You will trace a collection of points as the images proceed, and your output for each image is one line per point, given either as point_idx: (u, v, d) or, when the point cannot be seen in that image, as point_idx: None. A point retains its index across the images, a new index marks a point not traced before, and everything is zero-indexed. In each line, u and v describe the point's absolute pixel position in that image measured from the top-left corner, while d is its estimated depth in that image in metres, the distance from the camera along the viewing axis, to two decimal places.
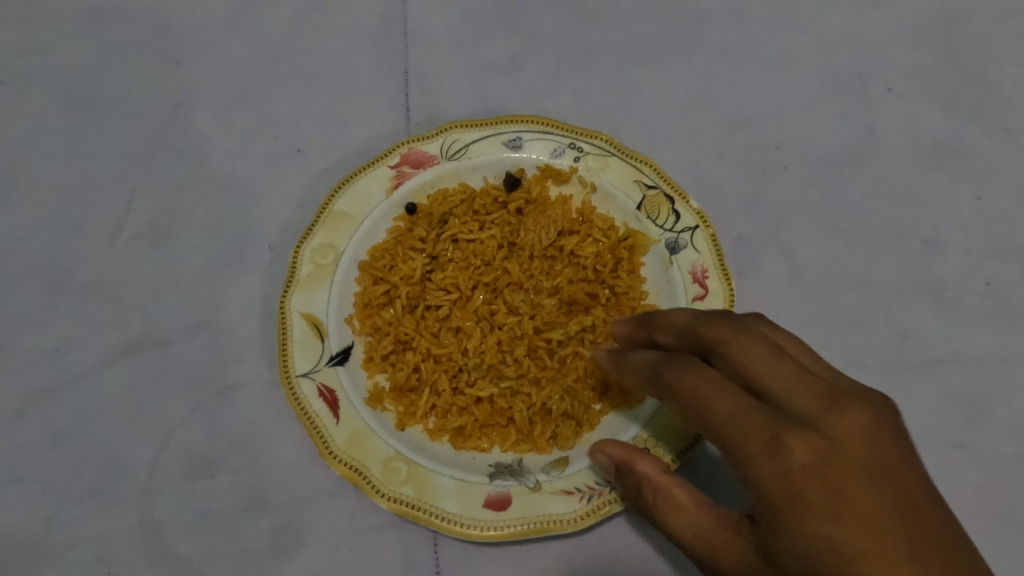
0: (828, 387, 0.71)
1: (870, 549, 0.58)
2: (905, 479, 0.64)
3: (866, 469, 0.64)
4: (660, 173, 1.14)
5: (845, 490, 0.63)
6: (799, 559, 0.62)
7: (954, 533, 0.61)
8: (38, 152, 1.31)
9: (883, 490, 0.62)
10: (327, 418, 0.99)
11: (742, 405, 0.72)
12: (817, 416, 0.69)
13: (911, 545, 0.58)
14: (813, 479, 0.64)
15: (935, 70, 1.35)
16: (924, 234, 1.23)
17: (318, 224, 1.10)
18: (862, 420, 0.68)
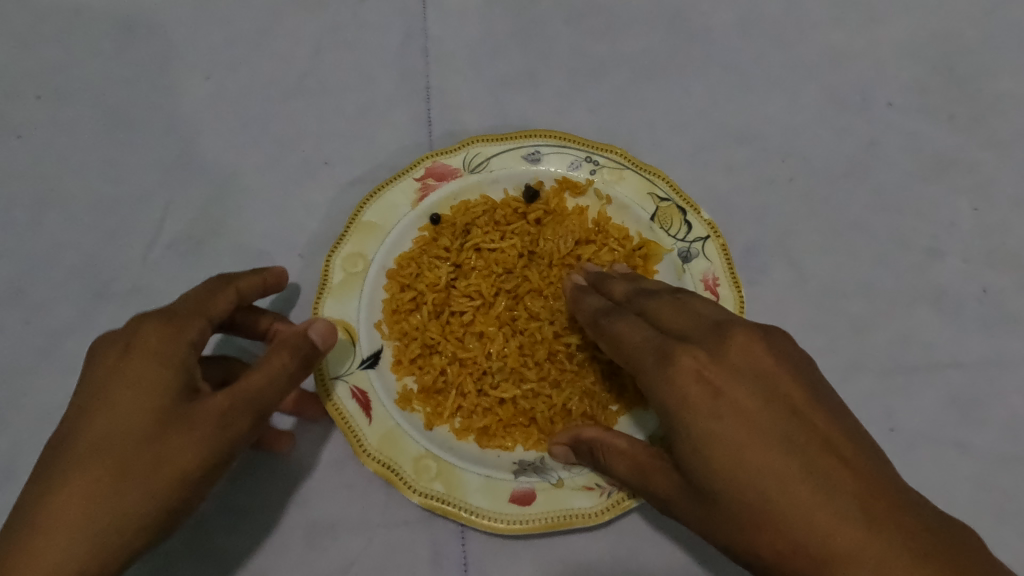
0: (716, 321, 0.88)
1: (739, 436, 0.76)
2: (776, 377, 0.79)
3: (741, 374, 0.80)
4: (672, 186, 1.20)
5: (720, 389, 0.79)
6: (692, 450, 0.79)
7: (813, 413, 0.77)
8: (76, 165, 1.38)
9: (755, 390, 0.78)
10: (360, 418, 1.04)
11: (649, 341, 0.89)
12: (704, 339, 0.85)
13: (773, 429, 0.75)
14: (695, 383, 0.80)
15: (934, 86, 1.41)
16: (924, 243, 1.29)
17: (348, 234, 1.16)
18: (740, 337, 0.83)
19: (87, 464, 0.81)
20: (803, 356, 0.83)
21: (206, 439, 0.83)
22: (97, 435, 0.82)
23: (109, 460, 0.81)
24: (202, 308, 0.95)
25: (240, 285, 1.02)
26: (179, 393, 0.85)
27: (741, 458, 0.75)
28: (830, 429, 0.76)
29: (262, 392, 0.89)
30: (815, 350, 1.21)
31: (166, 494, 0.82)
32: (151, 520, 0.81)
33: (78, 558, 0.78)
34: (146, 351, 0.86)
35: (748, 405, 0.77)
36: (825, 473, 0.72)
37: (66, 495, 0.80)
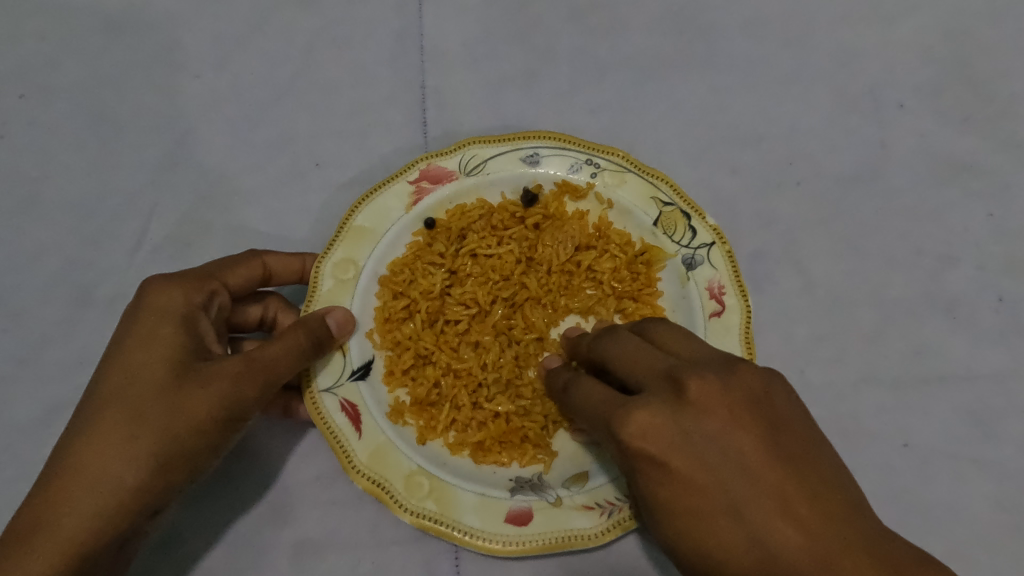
0: (668, 370, 0.81)
1: (691, 502, 0.74)
2: (728, 437, 0.74)
3: (689, 440, 0.75)
4: (676, 190, 1.14)
5: (666, 455, 0.75)
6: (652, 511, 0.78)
7: (771, 475, 0.73)
8: (58, 165, 1.33)
9: (705, 455, 0.74)
10: (350, 432, 0.99)
11: (600, 403, 0.83)
12: (656, 392, 0.79)
13: (722, 499, 0.73)
14: (642, 450, 0.77)
15: (947, 86, 1.36)
16: (937, 249, 1.24)
17: (338, 239, 1.10)
18: (693, 389, 0.77)
19: (109, 407, 0.90)
20: (768, 400, 0.77)
21: (211, 397, 0.90)
22: (111, 385, 0.91)
23: (122, 409, 0.89)
24: (219, 273, 1.03)
25: (268, 258, 1.09)
26: (195, 354, 0.92)
27: (694, 529, 0.74)
28: (789, 492, 0.72)
29: (271, 363, 0.93)
30: (826, 360, 1.16)
31: (170, 447, 0.89)
32: (157, 468, 0.89)
33: (99, 498, 0.87)
34: (159, 308, 0.94)
35: (698, 474, 0.74)
36: (774, 547, 0.69)
37: (86, 439, 0.89)
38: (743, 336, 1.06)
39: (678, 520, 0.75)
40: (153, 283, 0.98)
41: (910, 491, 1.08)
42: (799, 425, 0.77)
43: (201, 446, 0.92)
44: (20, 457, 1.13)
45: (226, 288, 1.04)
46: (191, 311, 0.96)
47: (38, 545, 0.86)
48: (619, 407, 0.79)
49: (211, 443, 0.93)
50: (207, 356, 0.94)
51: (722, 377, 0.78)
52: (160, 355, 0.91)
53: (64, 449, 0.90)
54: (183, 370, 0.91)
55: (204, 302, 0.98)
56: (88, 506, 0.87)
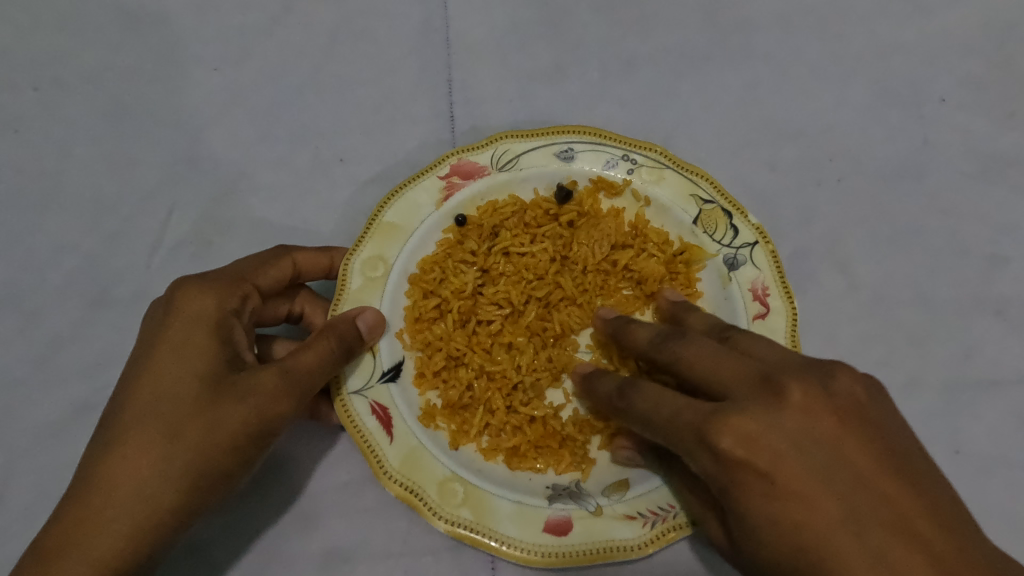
0: (765, 374, 0.75)
1: (804, 515, 0.69)
2: (838, 445, 0.71)
3: (797, 448, 0.70)
4: (716, 187, 1.10)
5: (777, 465, 0.70)
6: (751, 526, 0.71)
7: (885, 487, 0.69)
8: (74, 161, 1.30)
9: (815, 465, 0.70)
10: (381, 437, 0.95)
11: (687, 409, 0.75)
12: (753, 400, 0.73)
13: (838, 511, 0.68)
14: (747, 460, 0.70)
15: (992, 79, 1.31)
16: (986, 249, 1.19)
17: (367, 236, 1.06)
18: (797, 395, 0.73)
19: (139, 422, 0.86)
20: (867, 407, 0.74)
21: (249, 411, 0.87)
22: (143, 399, 0.87)
23: (155, 425, 0.85)
24: (250, 277, 0.99)
25: (297, 258, 1.06)
26: (228, 364, 0.89)
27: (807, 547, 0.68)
28: (905, 505, 0.69)
29: (307, 374, 0.90)
30: (871, 365, 1.12)
31: (205, 465, 0.86)
32: (191, 487, 0.86)
33: (133, 517, 0.84)
34: (191, 315, 0.91)
35: (808, 486, 0.69)
36: (903, 564, 0.65)
37: (117, 455, 0.85)
38: (789, 340, 1.02)
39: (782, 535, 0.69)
40: (182, 288, 0.94)
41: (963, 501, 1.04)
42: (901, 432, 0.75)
43: (237, 463, 0.88)
44: (37, 461, 1.09)
45: (256, 291, 1.00)
46: (224, 316, 0.92)
47: (72, 567, 0.82)
48: (714, 412, 0.73)
49: (247, 459, 0.89)
50: (241, 366, 0.91)
51: (824, 382, 0.75)
52: (195, 368, 0.87)
53: (91, 463, 0.86)
54: (218, 382, 0.87)
55: (236, 308, 0.95)
56: (120, 527, 0.84)
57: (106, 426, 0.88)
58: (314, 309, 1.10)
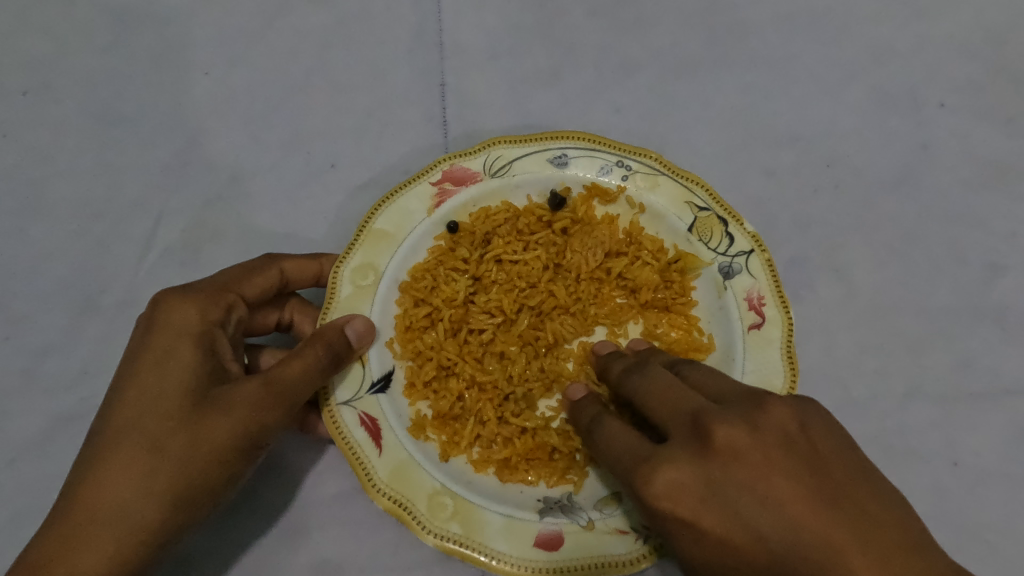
0: (695, 413, 0.75)
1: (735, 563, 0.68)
2: (768, 483, 0.68)
3: (720, 496, 0.69)
4: (712, 194, 1.08)
5: (698, 511, 0.69)
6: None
7: (816, 522, 0.65)
8: (62, 165, 1.28)
9: (744, 513, 0.68)
10: (370, 449, 0.94)
11: (625, 455, 0.77)
12: (682, 442, 0.73)
13: (766, 558, 0.66)
14: (675, 507, 0.70)
15: (991, 84, 1.29)
16: (985, 256, 1.18)
17: (357, 243, 1.04)
18: (721, 434, 0.71)
19: (123, 437, 0.84)
20: (803, 438, 0.71)
21: (233, 425, 0.85)
22: (125, 414, 0.85)
23: (138, 440, 0.84)
24: (235, 286, 0.98)
25: (285, 265, 1.05)
26: (211, 376, 0.88)
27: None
28: (839, 540, 0.64)
29: (292, 385, 0.89)
30: (868, 375, 1.11)
31: (190, 480, 0.84)
32: (176, 503, 0.84)
33: (116, 533, 0.83)
34: (174, 327, 0.89)
35: (735, 531, 0.68)
36: None
37: (100, 472, 0.83)
38: (785, 350, 1.00)
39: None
40: (165, 299, 0.92)
41: (962, 514, 1.03)
42: (846, 459, 0.70)
43: (222, 477, 0.87)
44: (22, 471, 1.08)
45: (242, 300, 0.99)
46: (208, 329, 0.91)
47: None
48: (641, 464, 0.74)
49: (232, 472, 0.88)
50: (226, 378, 0.90)
51: (751, 419, 0.72)
52: (178, 381, 0.86)
53: (76, 476, 0.85)
54: (201, 396, 0.85)
55: (221, 319, 0.93)
56: (105, 545, 0.82)
57: (89, 442, 0.86)
58: (303, 317, 1.09)
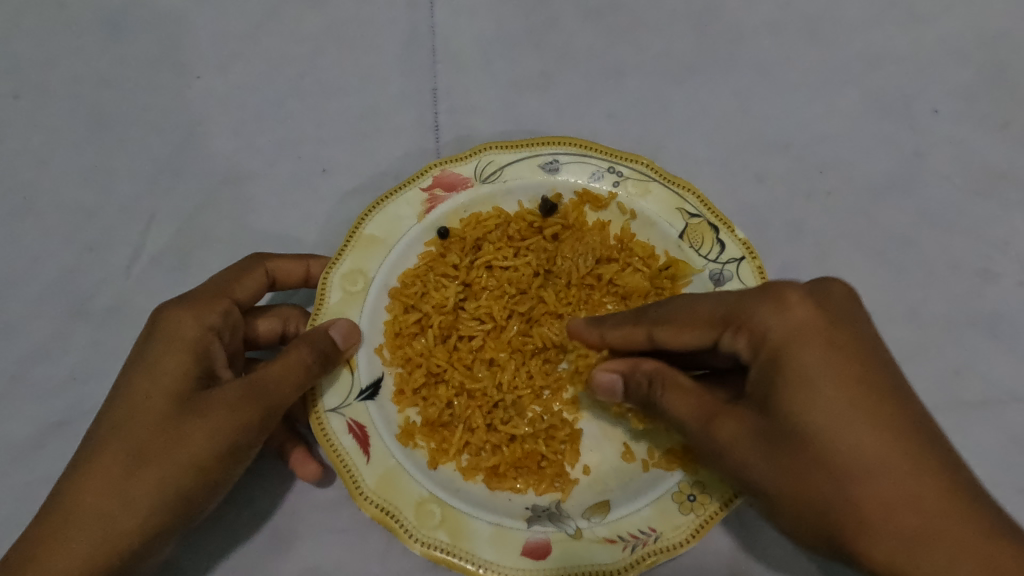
0: (772, 286, 0.82)
1: (868, 438, 0.72)
2: (840, 360, 0.75)
3: (827, 364, 0.75)
4: (702, 201, 1.08)
5: (876, 392, 0.74)
6: (840, 458, 0.72)
7: (891, 410, 0.73)
8: (53, 170, 1.28)
9: (848, 387, 0.74)
10: (358, 456, 0.94)
11: (771, 327, 0.78)
12: (800, 309, 0.79)
13: (902, 441, 0.72)
14: (838, 368, 0.75)
15: (984, 90, 1.29)
16: (978, 263, 1.18)
17: (347, 249, 1.05)
18: (834, 296, 0.81)
19: (106, 442, 0.85)
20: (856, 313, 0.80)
21: (213, 430, 0.84)
22: (118, 421, 0.85)
23: (121, 444, 0.84)
24: (231, 292, 0.98)
25: (272, 265, 1.04)
26: (195, 382, 0.87)
27: (864, 485, 0.71)
28: (889, 415, 0.73)
29: (274, 386, 0.88)
30: None
31: (177, 488, 0.84)
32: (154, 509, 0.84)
33: (93, 537, 0.82)
34: (168, 333, 0.90)
35: (880, 401, 0.74)
36: (955, 460, 0.73)
37: (83, 476, 0.84)
38: None
39: (776, 459, 0.75)
40: (167, 308, 0.92)
41: None
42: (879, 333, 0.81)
43: (208, 484, 0.87)
44: (9, 478, 1.07)
45: (236, 305, 0.99)
46: (203, 335, 0.90)
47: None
48: (777, 352, 0.77)
49: (218, 480, 0.88)
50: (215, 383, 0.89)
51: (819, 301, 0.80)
52: (174, 388, 0.86)
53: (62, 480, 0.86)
54: (183, 401, 0.85)
55: (217, 325, 0.93)
56: (80, 550, 0.82)
57: (81, 448, 0.86)
58: (294, 319, 1.09)
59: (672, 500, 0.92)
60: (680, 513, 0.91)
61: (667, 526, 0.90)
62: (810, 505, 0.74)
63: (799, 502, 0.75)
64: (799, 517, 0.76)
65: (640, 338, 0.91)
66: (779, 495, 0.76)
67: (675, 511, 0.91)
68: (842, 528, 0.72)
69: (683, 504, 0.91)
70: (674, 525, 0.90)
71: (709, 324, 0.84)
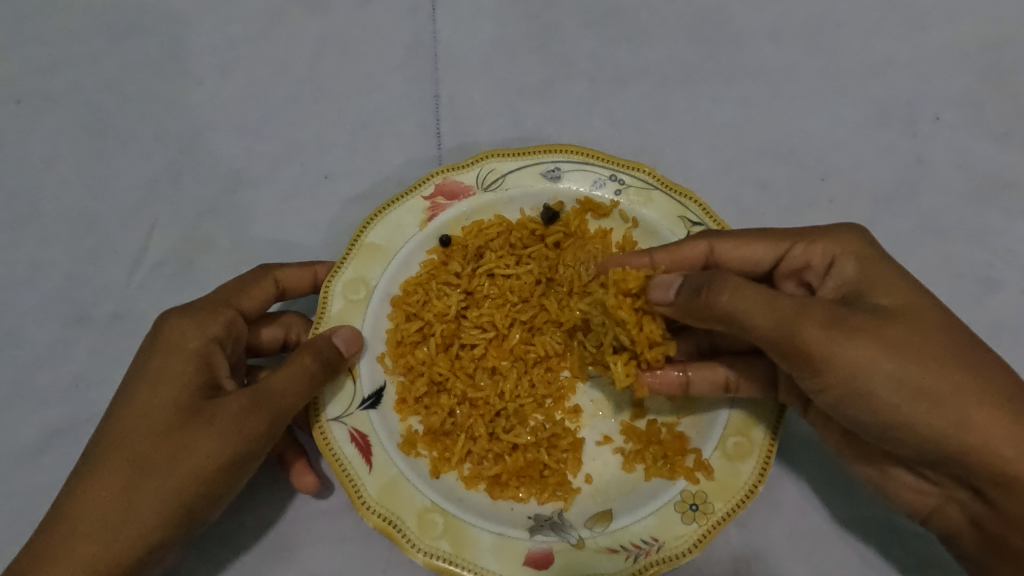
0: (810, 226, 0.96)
1: (939, 330, 0.82)
2: (894, 272, 0.88)
3: (888, 271, 0.88)
4: (704, 210, 1.08)
5: (922, 297, 0.85)
6: (921, 342, 0.80)
7: (939, 307, 0.85)
8: (56, 176, 1.28)
9: (904, 287, 0.86)
10: (360, 466, 0.94)
11: (822, 253, 0.92)
12: (840, 235, 0.92)
13: (967, 337, 0.83)
14: (892, 283, 0.86)
15: (985, 97, 1.29)
16: (979, 272, 1.18)
17: (348, 257, 1.05)
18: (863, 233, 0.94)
19: (109, 453, 0.84)
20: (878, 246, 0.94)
21: (216, 440, 0.84)
22: (120, 430, 0.85)
23: (124, 455, 0.84)
24: (235, 302, 0.99)
25: (279, 275, 1.05)
26: (198, 391, 0.87)
27: (944, 362, 0.80)
28: (944, 311, 0.85)
29: (278, 395, 0.88)
30: None
31: (179, 498, 0.84)
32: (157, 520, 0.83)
33: (96, 550, 0.82)
34: (172, 344, 0.90)
35: (931, 302, 0.85)
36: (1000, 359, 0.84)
37: (86, 487, 0.84)
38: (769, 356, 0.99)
39: (867, 336, 0.79)
40: (170, 317, 0.93)
41: None
42: None
43: (207, 497, 0.86)
44: (10, 486, 1.07)
45: (242, 314, 0.99)
46: (206, 345, 0.91)
47: None
48: (841, 259, 0.90)
49: (218, 492, 0.87)
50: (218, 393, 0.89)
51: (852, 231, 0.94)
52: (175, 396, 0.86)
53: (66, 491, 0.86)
54: (185, 411, 0.85)
55: (220, 334, 0.94)
56: (83, 562, 0.81)
57: (85, 458, 0.86)
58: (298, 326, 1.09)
59: (675, 510, 0.92)
60: (683, 522, 0.91)
61: (670, 535, 0.91)
62: (903, 380, 0.79)
63: (893, 379, 0.79)
64: (891, 397, 0.79)
65: (697, 253, 0.97)
66: (875, 374, 0.79)
67: (677, 520, 0.91)
68: (930, 401, 0.79)
69: (685, 513, 0.91)
70: (676, 534, 0.91)
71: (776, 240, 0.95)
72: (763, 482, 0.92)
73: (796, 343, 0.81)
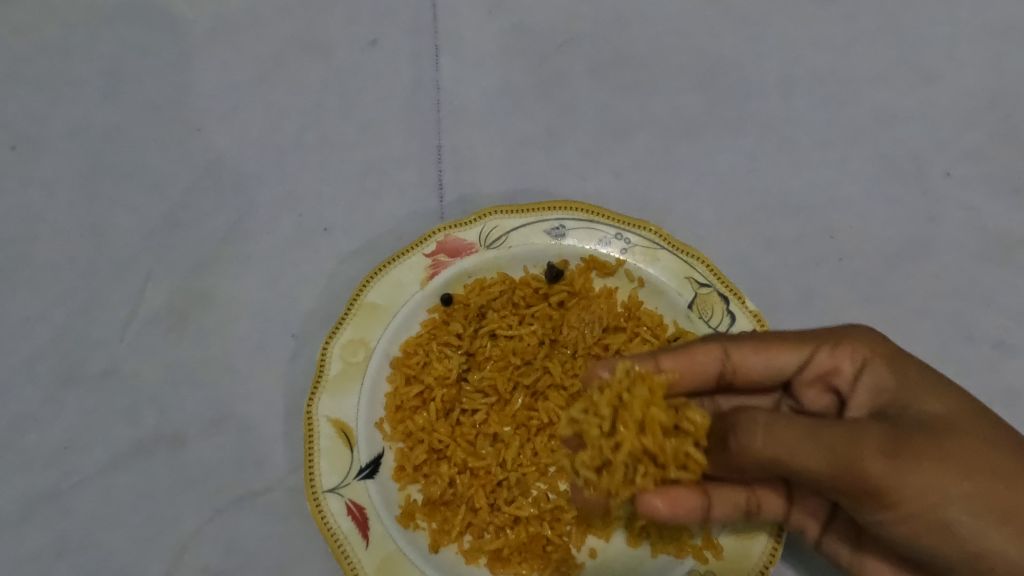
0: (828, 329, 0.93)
1: (998, 439, 0.76)
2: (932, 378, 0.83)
3: (925, 377, 0.82)
4: (713, 270, 1.05)
5: (976, 405, 0.79)
6: (987, 455, 0.74)
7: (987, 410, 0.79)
8: (49, 225, 1.26)
9: (951, 394, 0.79)
10: (356, 540, 0.94)
11: (855, 357, 0.88)
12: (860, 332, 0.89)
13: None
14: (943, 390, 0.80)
15: (996, 154, 1.27)
16: (994, 334, 1.16)
17: (347, 318, 1.04)
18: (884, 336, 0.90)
19: None
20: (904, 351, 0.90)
21: None
22: None
23: None
24: None
25: None
26: None
27: (1011, 478, 0.73)
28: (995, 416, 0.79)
29: None
30: None
31: None
32: None
33: None
34: None
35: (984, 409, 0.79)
36: None
37: None
38: None
39: (930, 462, 0.72)
40: None
41: None
42: None
43: None
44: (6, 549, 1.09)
45: None
46: None
47: None
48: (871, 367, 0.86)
49: None
50: None
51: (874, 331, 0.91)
52: None
53: None
54: None
55: None
56: None
57: None
58: None
59: None
60: None
61: None
62: (976, 500, 0.72)
63: (966, 501, 0.71)
64: (967, 519, 0.72)
65: (711, 356, 0.94)
66: (944, 501, 0.71)
67: None
68: (1012, 524, 0.71)
69: None
70: None
71: (798, 345, 0.92)
72: (774, 562, 0.94)
73: (859, 480, 0.72)
